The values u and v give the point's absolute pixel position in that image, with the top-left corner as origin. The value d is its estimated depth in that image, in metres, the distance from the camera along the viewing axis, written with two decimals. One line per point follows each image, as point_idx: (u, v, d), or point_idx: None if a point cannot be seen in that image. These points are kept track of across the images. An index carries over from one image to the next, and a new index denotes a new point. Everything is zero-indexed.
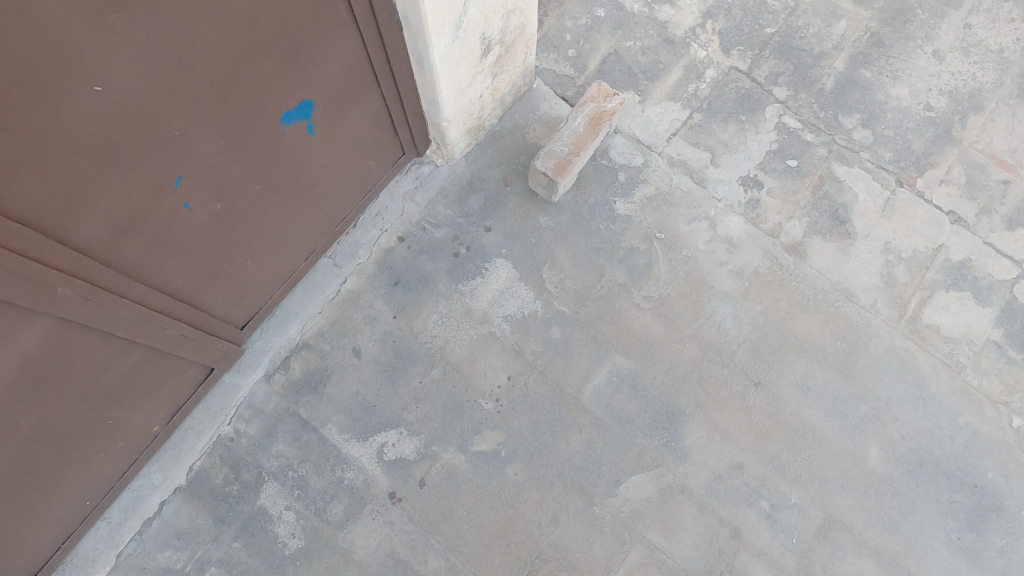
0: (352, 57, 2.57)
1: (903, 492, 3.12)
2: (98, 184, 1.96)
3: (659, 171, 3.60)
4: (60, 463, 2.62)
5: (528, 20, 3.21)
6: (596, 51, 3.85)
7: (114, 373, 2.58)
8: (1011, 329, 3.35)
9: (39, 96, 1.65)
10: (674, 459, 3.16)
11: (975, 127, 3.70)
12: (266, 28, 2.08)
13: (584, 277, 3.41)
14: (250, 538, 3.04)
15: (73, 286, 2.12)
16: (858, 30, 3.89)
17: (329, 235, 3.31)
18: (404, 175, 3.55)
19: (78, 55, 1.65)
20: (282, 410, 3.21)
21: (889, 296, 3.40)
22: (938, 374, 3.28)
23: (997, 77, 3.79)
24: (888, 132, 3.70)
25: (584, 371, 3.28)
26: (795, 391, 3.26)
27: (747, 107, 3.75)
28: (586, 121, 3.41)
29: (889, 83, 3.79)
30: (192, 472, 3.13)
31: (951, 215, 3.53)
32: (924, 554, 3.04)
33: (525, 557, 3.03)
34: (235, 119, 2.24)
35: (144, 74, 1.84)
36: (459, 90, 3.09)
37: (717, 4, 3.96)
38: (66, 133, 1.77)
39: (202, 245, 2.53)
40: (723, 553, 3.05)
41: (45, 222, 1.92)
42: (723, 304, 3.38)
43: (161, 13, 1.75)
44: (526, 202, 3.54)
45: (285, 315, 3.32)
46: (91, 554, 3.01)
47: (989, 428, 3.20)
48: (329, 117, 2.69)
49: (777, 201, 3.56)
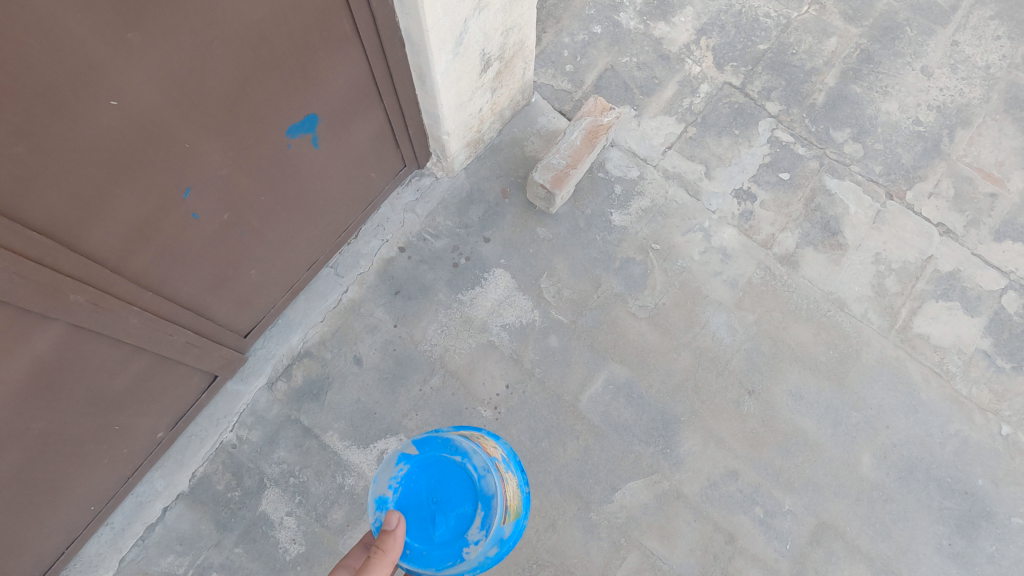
0: (357, 73, 2.66)
1: (894, 498, 3.17)
2: (110, 194, 2.03)
3: (655, 184, 3.68)
4: (67, 467, 2.67)
5: (527, 36, 3.30)
6: (593, 67, 3.95)
7: (121, 380, 2.64)
8: (1000, 338, 3.41)
9: (58, 109, 1.72)
10: (669, 466, 3.21)
11: (963, 141, 3.79)
12: (274, 45, 2.17)
13: (581, 287, 3.48)
14: (251, 544, 3.09)
15: (85, 293, 2.19)
16: (848, 47, 3.98)
17: (331, 245, 3.38)
18: (405, 187, 3.63)
19: (96, 72, 1.73)
20: (283, 417, 3.26)
21: (880, 306, 3.47)
22: (928, 382, 3.34)
23: (984, 93, 3.88)
24: (878, 146, 3.79)
25: (582, 379, 3.33)
26: (788, 399, 3.32)
27: (740, 121, 3.84)
28: (583, 135, 3.50)
29: (879, 98, 3.88)
30: (195, 478, 3.18)
31: (940, 227, 3.61)
32: (915, 559, 3.09)
33: (524, 562, 3.08)
34: (242, 132, 2.32)
35: (157, 89, 1.91)
36: (459, 104, 3.17)
37: (711, 22, 4.07)
38: (82, 145, 1.84)
39: (209, 254, 2.60)
40: (718, 559, 3.10)
41: (59, 232, 1.99)
42: (718, 313, 3.45)
43: (174, 31, 1.83)
44: (524, 213, 3.61)
45: (287, 324, 3.39)
46: (94, 558, 3.06)
47: (979, 436, 3.25)
48: (333, 130, 2.77)
49: (770, 213, 3.64)
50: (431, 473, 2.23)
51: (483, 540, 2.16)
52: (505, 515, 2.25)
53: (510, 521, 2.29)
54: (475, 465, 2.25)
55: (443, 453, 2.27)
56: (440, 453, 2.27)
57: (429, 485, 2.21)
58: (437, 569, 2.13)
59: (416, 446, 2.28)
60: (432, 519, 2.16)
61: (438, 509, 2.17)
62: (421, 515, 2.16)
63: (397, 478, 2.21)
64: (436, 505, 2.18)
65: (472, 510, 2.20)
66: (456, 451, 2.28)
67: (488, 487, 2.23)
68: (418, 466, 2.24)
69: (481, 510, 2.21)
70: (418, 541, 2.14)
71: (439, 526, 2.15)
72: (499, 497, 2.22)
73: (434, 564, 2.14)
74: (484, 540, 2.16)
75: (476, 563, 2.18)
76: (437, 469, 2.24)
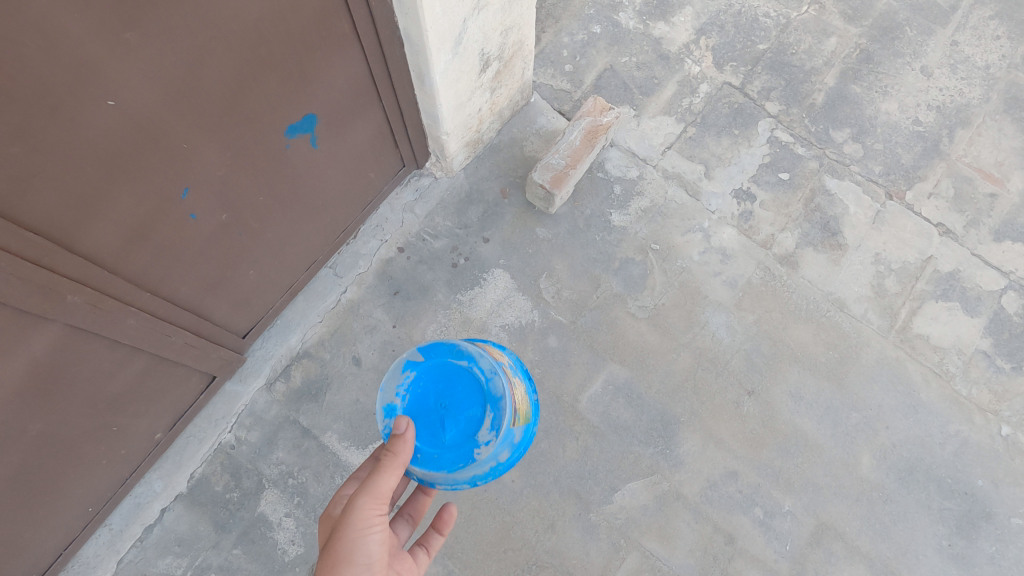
0: (356, 72, 2.65)
1: (894, 499, 3.17)
2: (108, 195, 2.02)
3: (655, 184, 3.67)
4: (65, 469, 2.66)
5: (526, 36, 3.30)
6: (593, 67, 3.95)
7: (119, 381, 2.63)
8: (999, 339, 3.41)
9: (56, 109, 1.71)
10: (668, 467, 3.21)
11: (963, 141, 3.78)
12: (272, 44, 2.16)
13: (581, 288, 3.47)
14: (250, 545, 3.08)
15: (82, 294, 2.18)
16: (848, 47, 3.98)
17: (330, 245, 3.37)
18: (404, 187, 3.62)
19: (94, 72, 1.72)
20: (282, 418, 3.25)
21: (880, 306, 3.46)
22: (928, 383, 3.34)
23: (984, 93, 3.88)
24: (877, 146, 3.78)
25: (581, 379, 3.33)
26: (788, 400, 3.31)
27: (739, 121, 3.83)
28: (582, 135, 3.50)
29: (878, 98, 3.88)
30: (193, 479, 3.17)
31: (940, 227, 3.61)
32: (915, 560, 3.09)
33: (523, 563, 3.07)
34: (241, 132, 2.31)
35: (155, 89, 1.90)
36: (458, 104, 3.16)
37: (710, 21, 4.06)
38: (80, 145, 1.83)
39: (207, 254, 2.59)
40: (718, 560, 3.09)
41: (57, 232, 1.98)
42: (717, 313, 3.44)
43: (173, 32, 1.82)
44: (523, 213, 3.60)
45: (286, 325, 3.38)
46: (92, 560, 3.05)
47: (979, 436, 3.25)
48: (332, 130, 2.76)
49: (769, 213, 3.63)
50: (439, 377, 2.22)
51: (494, 440, 2.15)
52: (514, 416, 2.24)
53: (520, 424, 2.29)
54: (482, 368, 2.24)
55: (450, 358, 2.26)
56: (447, 359, 2.25)
57: (438, 390, 2.20)
58: (450, 471, 2.12)
59: (422, 353, 2.27)
60: (441, 423, 2.15)
61: (447, 414, 2.16)
62: (430, 420, 2.16)
63: (405, 385, 2.21)
64: (446, 410, 2.17)
65: (481, 413, 2.19)
66: (462, 355, 2.26)
67: (496, 388, 2.21)
68: (425, 371, 2.23)
69: (490, 411, 2.19)
70: (429, 445, 2.14)
71: (448, 429, 2.15)
72: (508, 398, 2.20)
73: (445, 466, 2.13)
74: (495, 440, 2.15)
75: (488, 465, 2.18)
76: (444, 373, 2.23)
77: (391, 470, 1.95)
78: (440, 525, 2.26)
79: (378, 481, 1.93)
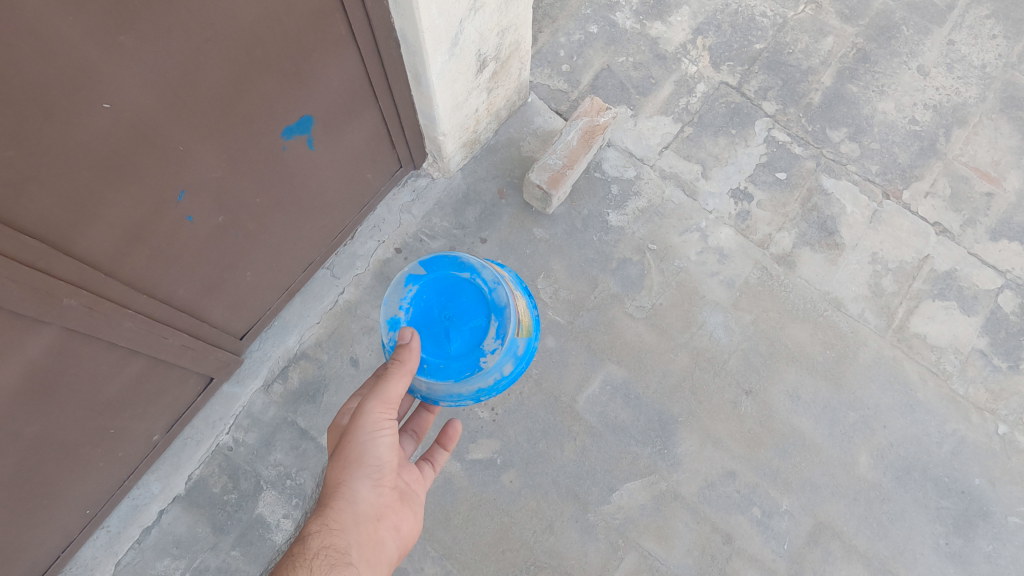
0: (352, 73, 2.64)
1: (892, 498, 3.17)
2: (104, 198, 2.02)
3: (652, 184, 3.67)
4: (62, 471, 2.66)
5: (523, 36, 3.29)
6: (589, 67, 3.94)
7: (116, 383, 2.62)
8: (996, 338, 3.42)
9: (51, 113, 1.71)
10: (666, 467, 3.21)
11: (959, 140, 3.79)
12: (268, 46, 2.15)
13: (578, 288, 3.47)
14: (248, 547, 3.08)
15: (78, 297, 2.18)
16: (844, 46, 3.98)
17: (327, 246, 3.37)
18: (401, 188, 3.62)
19: (89, 75, 1.72)
20: (280, 420, 3.25)
21: (877, 305, 3.47)
22: (925, 381, 3.34)
23: (980, 92, 3.89)
24: (874, 145, 3.79)
25: (579, 380, 3.33)
26: (786, 399, 3.32)
27: (737, 121, 3.83)
28: (579, 135, 3.49)
29: (875, 97, 3.88)
30: (191, 481, 3.17)
31: (937, 226, 3.61)
32: (912, 559, 3.09)
33: (521, 564, 3.07)
34: (237, 134, 2.30)
35: (151, 91, 1.90)
36: (455, 105, 3.16)
37: (707, 21, 4.06)
38: (75, 149, 1.83)
39: (204, 256, 2.59)
40: (716, 560, 3.10)
41: (53, 235, 1.97)
42: (715, 313, 3.45)
43: (168, 34, 1.82)
44: (521, 214, 3.60)
45: (283, 326, 3.37)
46: (90, 562, 3.05)
47: (975, 435, 3.26)
48: (328, 131, 2.75)
49: (767, 213, 3.63)
50: (441, 290, 2.42)
51: (499, 348, 2.35)
52: (518, 327, 2.43)
53: (523, 335, 2.48)
54: (485, 279, 2.43)
55: (452, 271, 2.45)
56: (449, 272, 2.45)
57: (441, 303, 2.40)
58: (456, 380, 2.31)
59: (423, 267, 2.47)
60: (446, 334, 2.35)
61: (451, 325, 2.36)
62: (435, 331, 2.36)
63: (409, 298, 2.41)
64: (449, 321, 2.37)
65: (486, 322, 2.39)
66: (464, 267, 2.45)
67: (498, 298, 2.41)
68: (427, 284, 2.43)
69: (493, 320, 2.39)
70: (435, 356, 2.33)
71: (453, 340, 2.35)
72: (510, 307, 2.40)
73: (452, 376, 2.32)
74: (500, 347, 2.34)
75: (493, 376, 2.36)
76: (446, 286, 2.43)
77: (398, 377, 2.06)
78: (445, 440, 2.36)
79: (386, 387, 2.05)
